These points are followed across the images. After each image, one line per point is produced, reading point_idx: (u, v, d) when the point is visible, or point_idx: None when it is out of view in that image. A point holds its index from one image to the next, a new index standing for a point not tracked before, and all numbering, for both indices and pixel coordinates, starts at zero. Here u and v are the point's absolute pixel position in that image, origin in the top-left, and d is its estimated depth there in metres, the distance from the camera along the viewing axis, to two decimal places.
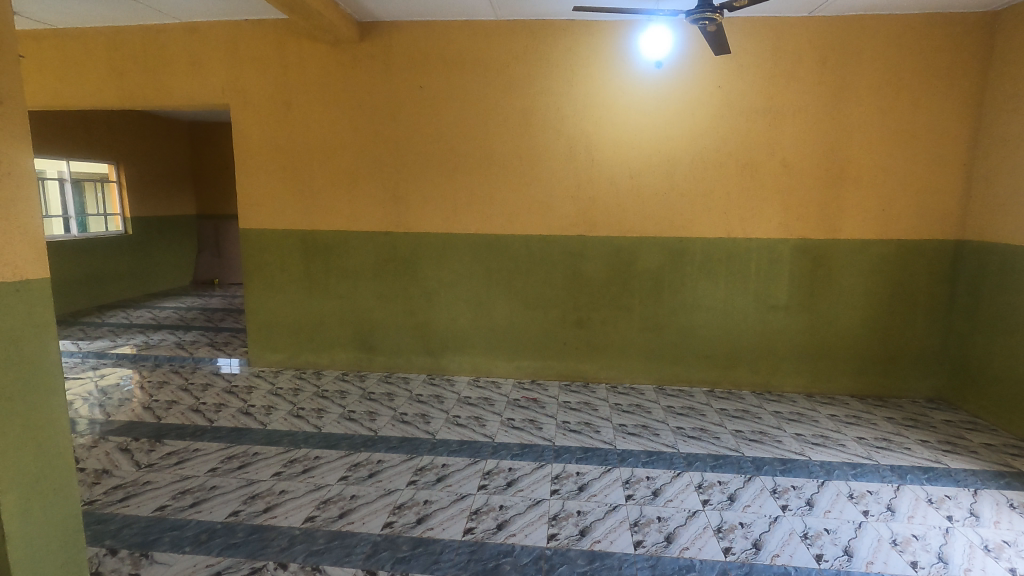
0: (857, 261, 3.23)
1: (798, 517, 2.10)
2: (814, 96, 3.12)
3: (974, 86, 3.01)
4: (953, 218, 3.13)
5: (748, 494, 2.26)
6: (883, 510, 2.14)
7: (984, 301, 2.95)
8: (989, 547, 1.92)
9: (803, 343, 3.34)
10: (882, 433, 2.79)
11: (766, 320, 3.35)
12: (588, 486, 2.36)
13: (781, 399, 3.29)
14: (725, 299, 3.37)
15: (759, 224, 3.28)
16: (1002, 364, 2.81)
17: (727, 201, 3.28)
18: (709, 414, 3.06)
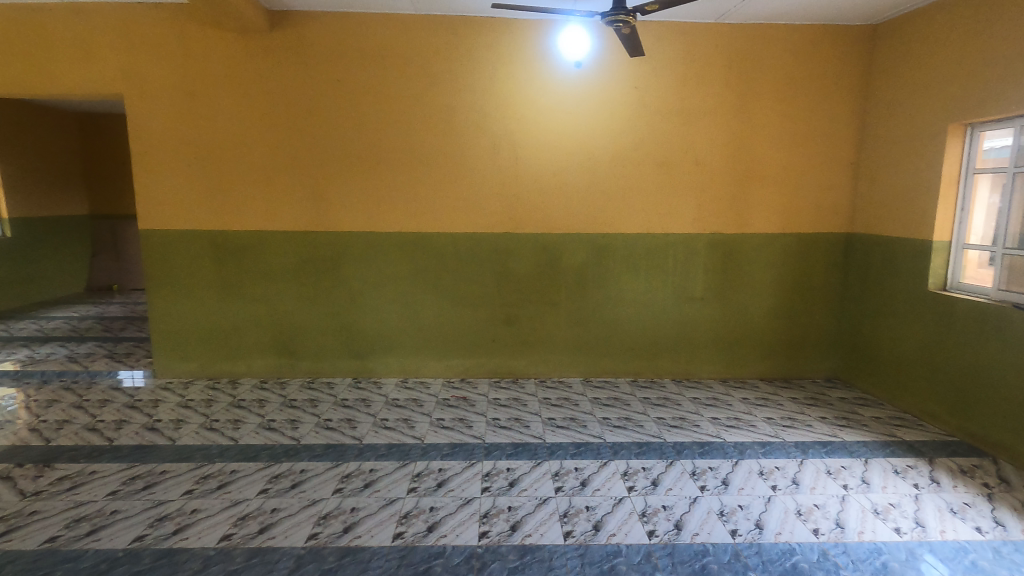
0: (764, 253, 3.45)
1: (716, 496, 2.22)
2: (722, 98, 3.31)
3: (859, 91, 3.30)
4: (844, 211, 3.42)
5: (670, 478, 2.36)
6: (789, 483, 2.30)
7: (871, 287, 3.25)
8: (878, 510, 2.12)
9: (719, 332, 3.54)
10: (787, 412, 3.00)
11: (684, 311, 3.52)
12: (519, 481, 2.37)
13: (699, 386, 3.47)
14: (647, 292, 3.51)
15: (675, 220, 3.43)
16: (886, 343, 3.10)
17: (644, 197, 3.41)
18: (633, 403, 3.17)
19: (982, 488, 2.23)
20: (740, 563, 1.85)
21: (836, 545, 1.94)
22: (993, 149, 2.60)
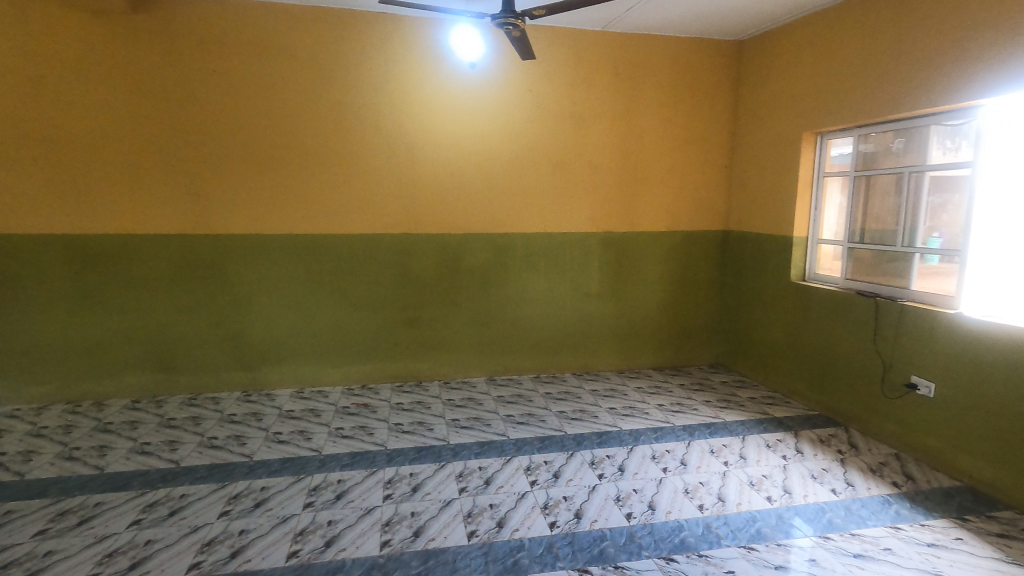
0: (654, 248, 3.67)
1: (612, 483, 2.31)
2: (610, 104, 3.47)
3: (731, 99, 3.62)
4: (721, 209, 3.73)
5: (571, 469, 2.43)
6: (678, 465, 2.45)
7: (745, 279, 3.57)
8: (753, 482, 2.34)
9: (615, 325, 3.71)
10: (676, 398, 3.22)
11: (581, 307, 3.65)
12: (422, 485, 2.33)
13: (597, 378, 3.62)
14: (548, 288, 3.59)
15: (573, 217, 3.55)
16: (758, 330, 3.43)
17: (543, 196, 3.49)
18: (536, 399, 3.23)
19: (836, 455, 2.54)
20: (634, 544, 1.95)
21: (718, 519, 2.11)
22: (840, 156, 2.98)
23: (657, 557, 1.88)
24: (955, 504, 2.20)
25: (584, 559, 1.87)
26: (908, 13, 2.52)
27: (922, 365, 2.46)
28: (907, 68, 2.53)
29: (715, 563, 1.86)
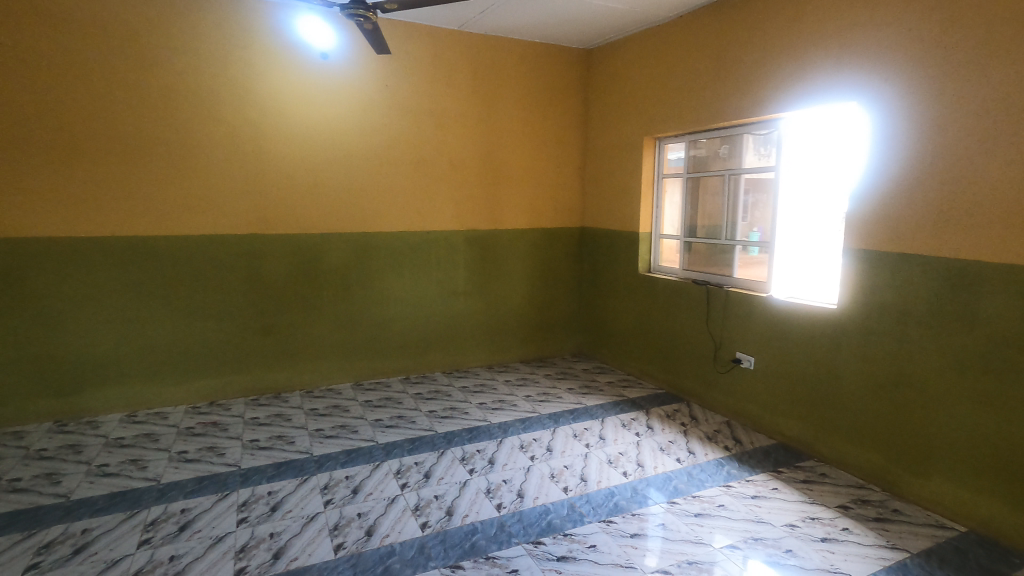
0: (544, 255, 4.93)
1: (483, 477, 2.89)
2: (475, 99, 4.42)
3: (585, 139, 4.93)
4: (579, 219, 5.06)
5: (445, 466, 3.01)
6: (545, 452, 3.18)
7: (598, 272, 4.90)
8: (611, 461, 3.06)
9: (527, 317, 4.94)
10: (543, 389, 4.22)
11: (451, 304, 4.60)
12: (361, 487, 2.79)
13: (507, 369, 4.74)
14: (482, 301, 4.73)
15: (498, 247, 4.71)
16: (617, 317, 4.69)
17: (461, 236, 4.55)
18: (456, 394, 4.08)
19: (680, 427, 3.53)
20: (504, 533, 2.42)
21: (578, 496, 2.71)
22: (673, 160, 4.21)
23: (525, 542, 2.35)
24: (768, 459, 3.10)
25: (456, 555, 2.28)
26: (761, 41, 3.26)
27: (739, 344, 3.54)
28: (760, 87, 3.28)
29: (577, 538, 2.38)
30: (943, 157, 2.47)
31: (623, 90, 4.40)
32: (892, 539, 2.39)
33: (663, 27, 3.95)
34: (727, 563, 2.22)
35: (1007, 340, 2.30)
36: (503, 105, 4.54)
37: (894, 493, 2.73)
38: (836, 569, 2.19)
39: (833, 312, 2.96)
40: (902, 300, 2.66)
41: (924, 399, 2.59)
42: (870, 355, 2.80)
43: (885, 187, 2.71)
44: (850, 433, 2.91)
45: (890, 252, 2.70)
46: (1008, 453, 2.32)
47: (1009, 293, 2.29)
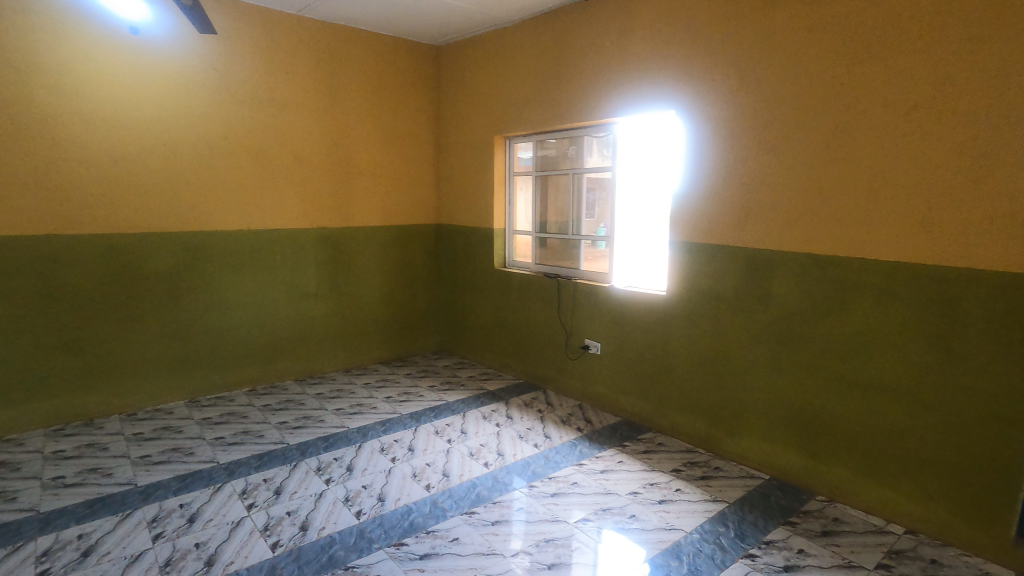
0: (400, 254, 4.84)
1: (342, 485, 2.77)
2: (321, 89, 4.20)
3: (437, 135, 4.93)
4: (434, 216, 5.04)
5: (298, 479, 2.83)
6: (406, 452, 3.14)
7: (455, 269, 4.94)
8: (472, 454, 3.12)
9: (385, 316, 4.82)
10: (404, 388, 4.16)
11: (302, 306, 4.33)
12: (199, 514, 2.51)
13: (366, 371, 4.59)
14: (336, 302, 4.52)
15: (350, 246, 4.53)
16: (475, 312, 4.77)
17: (310, 234, 4.29)
18: (309, 403, 3.85)
19: (536, 414, 3.71)
20: (364, 540, 2.34)
21: (440, 492, 2.72)
22: (523, 159, 4.39)
23: (386, 546, 2.30)
24: (615, 435, 3.38)
25: (312, 570, 2.16)
26: (595, 50, 3.52)
27: (586, 332, 3.80)
28: (596, 93, 3.55)
29: (439, 533, 2.38)
30: (742, 161, 2.89)
31: (474, 89, 4.48)
32: (715, 493, 2.75)
33: (509, 29, 4.09)
34: (581, 535, 2.39)
35: (791, 314, 2.77)
36: (351, 98, 4.36)
37: (715, 453, 3.14)
38: (671, 526, 2.46)
39: (664, 299, 3.31)
40: (715, 285, 3.06)
41: (735, 370, 3.02)
42: (693, 334, 3.19)
43: (700, 186, 3.09)
44: (680, 404, 3.29)
45: (705, 244, 3.10)
46: (795, 408, 2.79)
47: (792, 275, 2.75)
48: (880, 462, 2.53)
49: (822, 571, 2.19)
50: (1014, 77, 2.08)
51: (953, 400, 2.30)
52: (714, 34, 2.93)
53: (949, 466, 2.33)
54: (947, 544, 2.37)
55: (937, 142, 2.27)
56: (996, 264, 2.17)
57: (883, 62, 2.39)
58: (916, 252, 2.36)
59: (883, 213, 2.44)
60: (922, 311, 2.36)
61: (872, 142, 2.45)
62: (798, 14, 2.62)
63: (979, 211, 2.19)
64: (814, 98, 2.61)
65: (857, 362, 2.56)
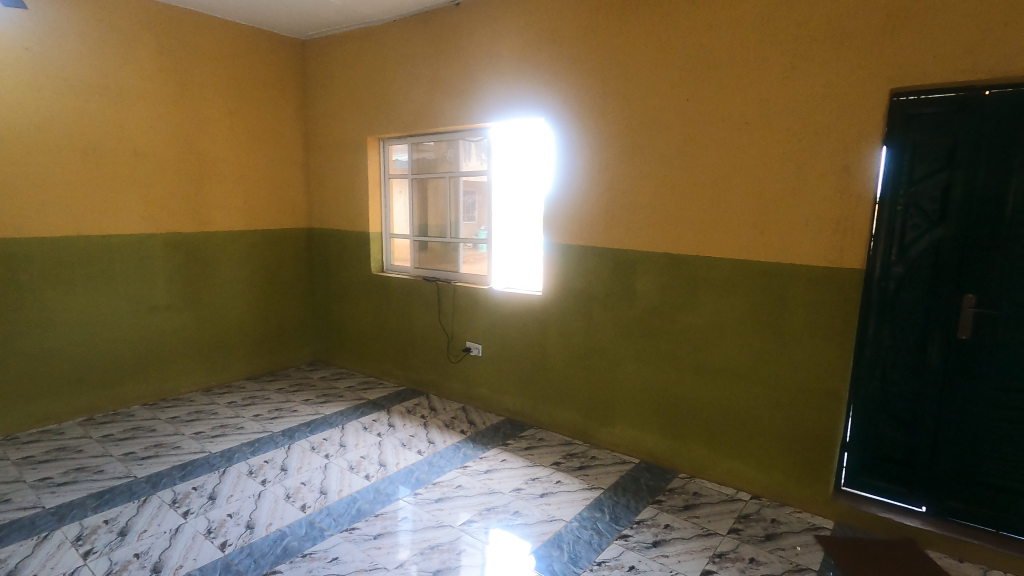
0: (268, 260, 4.52)
1: (203, 517, 2.51)
2: (167, 78, 3.78)
3: (305, 135, 4.68)
4: (305, 220, 4.77)
5: (148, 516, 2.51)
6: (279, 472, 2.94)
7: (329, 275, 4.71)
8: (352, 467, 3.00)
9: (251, 328, 4.46)
10: (274, 405, 3.88)
11: (150, 322, 3.86)
12: (18, 570, 2.14)
13: (231, 389, 4.22)
14: (192, 316, 4.09)
15: (208, 253, 4.13)
16: (353, 319, 4.59)
17: (158, 240, 3.84)
18: (161, 428, 3.45)
19: (420, 420, 3.65)
20: (230, 573, 2.14)
21: (317, 511, 2.57)
22: (398, 162, 4.31)
23: None
24: (498, 435, 3.44)
25: None
26: (467, 55, 3.57)
27: (468, 334, 3.83)
28: (469, 98, 3.59)
29: (317, 555, 2.26)
30: (607, 167, 3.09)
31: (344, 87, 4.31)
32: (592, 481, 2.90)
33: (378, 28, 4.00)
34: (468, 537, 2.39)
35: (652, 309, 3.01)
36: (203, 91, 3.98)
37: (591, 443, 3.32)
38: (552, 517, 2.56)
39: (540, 299, 3.43)
40: (587, 284, 3.24)
41: (606, 363, 3.21)
42: (567, 331, 3.35)
43: (570, 190, 3.25)
44: (558, 400, 3.44)
45: (577, 245, 3.26)
46: (659, 395, 3.04)
47: (652, 274, 2.99)
48: (732, 439, 2.83)
49: (685, 542, 2.41)
50: (820, 100, 2.45)
51: (784, 378, 2.65)
52: (577, 47, 3.10)
53: (783, 436, 2.68)
54: (784, 505, 2.71)
55: (765, 154, 2.60)
56: (812, 259, 2.53)
57: (720, 82, 2.68)
58: (751, 251, 2.68)
59: (725, 216, 2.74)
60: (756, 303, 2.69)
61: (714, 153, 2.74)
62: (649, 33, 2.86)
63: (798, 214, 2.55)
64: (666, 111, 2.85)
65: (708, 350, 2.85)
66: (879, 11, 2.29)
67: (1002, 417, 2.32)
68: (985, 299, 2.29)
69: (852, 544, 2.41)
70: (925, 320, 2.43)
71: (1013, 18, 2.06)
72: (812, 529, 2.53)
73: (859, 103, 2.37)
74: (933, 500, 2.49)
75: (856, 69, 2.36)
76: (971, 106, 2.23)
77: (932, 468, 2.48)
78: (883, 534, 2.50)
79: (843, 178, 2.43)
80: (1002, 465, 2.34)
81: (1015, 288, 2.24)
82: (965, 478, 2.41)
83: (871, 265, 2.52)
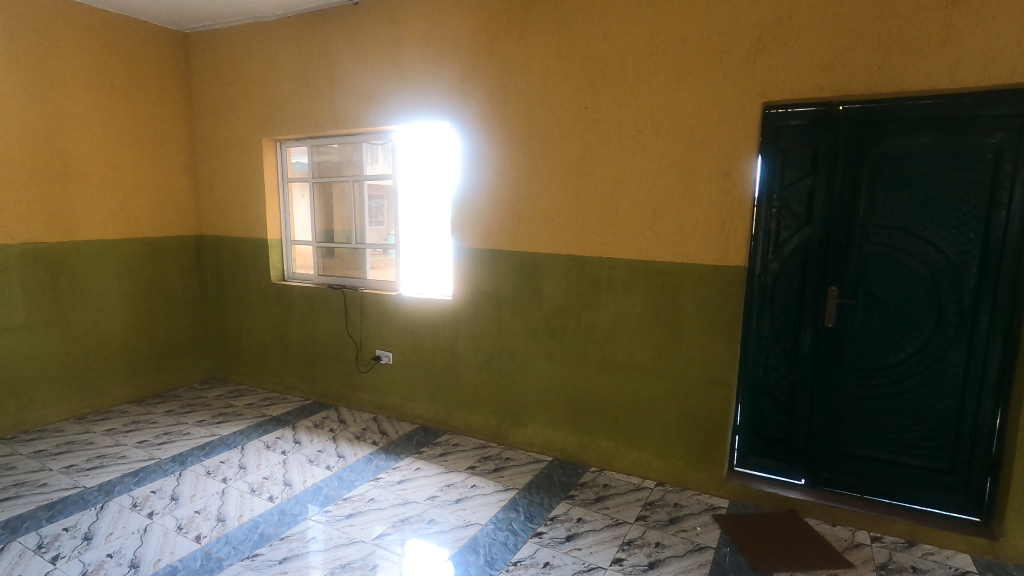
0: (151, 272, 4.14)
1: (76, 560, 2.24)
2: (20, 68, 3.34)
3: (191, 135, 4.34)
4: (194, 227, 4.43)
5: (6, 567, 2.20)
6: (168, 502, 2.69)
7: (223, 285, 4.39)
8: (253, 489, 2.82)
9: (132, 347, 4.06)
10: (162, 429, 3.56)
11: (4, 344, 3.40)
12: None
13: (110, 415, 3.81)
14: (59, 335, 3.66)
15: (76, 265, 3.70)
16: (251, 332, 4.31)
17: (11, 252, 3.38)
18: (24, 465, 3.05)
19: (328, 434, 3.51)
20: None
21: (214, 541, 2.39)
22: (297, 164, 4.11)
23: None
24: (411, 443, 3.38)
25: None
26: (366, 56, 3.48)
27: (377, 342, 3.73)
28: (370, 99, 3.50)
29: None
30: (512, 172, 3.14)
31: (234, 86, 4.05)
32: (506, 481, 2.93)
33: (270, 24, 3.79)
34: (382, 551, 2.33)
35: (559, 310, 3.09)
36: (66, 83, 3.56)
37: (506, 445, 3.35)
38: (468, 522, 2.55)
39: (451, 303, 3.41)
40: (495, 288, 3.27)
41: (516, 364, 3.25)
42: (477, 334, 3.36)
43: (476, 194, 3.27)
44: (471, 403, 3.43)
45: (486, 248, 3.28)
46: (568, 393, 3.13)
47: (558, 275, 3.08)
48: (637, 430, 2.97)
49: (596, 533, 2.49)
50: (703, 111, 2.64)
51: (681, 370, 2.82)
52: (479, 52, 3.12)
53: (682, 424, 2.86)
54: (684, 489, 2.89)
55: (657, 162, 2.76)
56: (702, 258, 2.72)
57: (614, 92, 2.82)
58: (648, 252, 2.83)
59: (624, 220, 2.88)
60: (653, 300, 2.85)
61: (612, 159, 2.86)
62: (547, 43, 2.94)
63: (689, 216, 2.73)
64: (565, 118, 2.95)
65: (611, 347, 2.98)
66: (751, 30, 2.51)
67: (861, 395, 2.63)
68: (845, 291, 2.59)
69: (744, 519, 2.62)
70: (797, 311, 2.70)
71: (858, 44, 2.34)
72: (710, 509, 2.72)
73: (737, 115, 2.58)
74: (810, 473, 2.77)
75: (732, 83, 2.57)
76: (828, 120, 2.51)
77: (808, 445, 2.75)
78: (770, 507, 2.73)
79: (726, 183, 2.63)
80: (862, 437, 2.64)
81: (868, 280, 2.54)
82: (834, 451, 2.70)
83: (752, 263, 2.76)
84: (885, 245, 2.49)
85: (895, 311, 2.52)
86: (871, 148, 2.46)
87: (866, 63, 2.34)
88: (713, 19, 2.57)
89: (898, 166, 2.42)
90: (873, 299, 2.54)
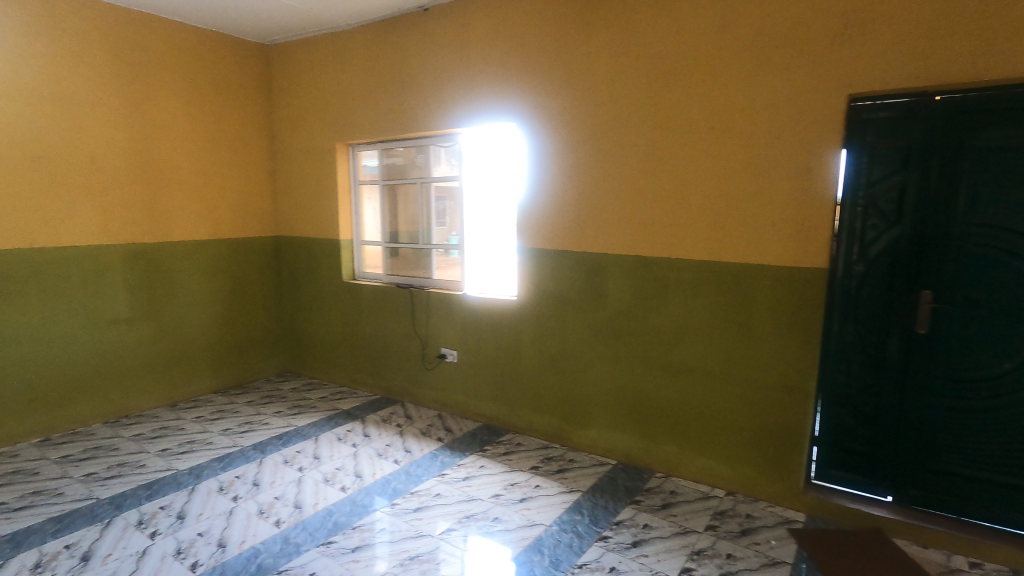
0: (234, 270, 4.42)
1: (171, 537, 2.42)
2: (126, 84, 3.67)
3: (271, 142, 4.59)
4: (272, 229, 4.68)
5: (112, 539, 2.41)
6: (251, 487, 2.86)
7: (298, 284, 4.62)
8: (327, 479, 2.95)
9: (218, 341, 4.34)
10: (244, 418, 3.78)
11: (110, 335, 3.73)
12: None
13: (198, 403, 4.09)
14: (154, 328, 3.96)
15: (170, 264, 4.00)
16: (323, 328, 4.51)
17: (117, 252, 3.70)
18: (125, 447, 3.32)
19: (395, 428, 3.61)
20: None
21: (292, 526, 2.51)
22: (368, 167, 4.25)
23: None
24: (475, 441, 3.42)
25: None
26: (434, 60, 3.56)
27: (442, 340, 3.80)
28: (438, 103, 3.58)
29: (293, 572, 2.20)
30: (578, 172, 3.12)
31: (310, 94, 4.26)
32: (570, 483, 2.92)
33: (344, 33, 3.96)
34: (447, 546, 2.37)
35: (625, 311, 3.04)
36: (164, 96, 3.87)
37: (569, 446, 3.33)
38: (532, 522, 2.56)
39: (515, 303, 3.43)
40: (560, 289, 3.26)
41: (580, 365, 3.23)
42: (541, 334, 3.36)
43: (542, 194, 3.27)
44: (533, 403, 3.44)
45: (551, 249, 3.28)
46: (633, 396, 3.07)
47: (624, 276, 3.03)
48: (706, 437, 2.87)
49: (663, 540, 2.44)
50: (781, 106, 2.53)
51: (754, 376, 2.71)
52: (546, 54, 3.13)
53: (755, 432, 2.74)
54: (757, 500, 2.77)
55: (731, 160, 2.67)
56: (779, 260, 2.60)
57: (685, 88, 2.74)
58: (720, 253, 2.74)
59: (695, 220, 2.80)
60: (724, 303, 2.75)
61: (683, 157, 2.79)
62: (615, 40, 2.91)
63: (765, 216, 2.62)
64: (633, 117, 2.90)
65: (679, 350, 2.90)
66: (835, 19, 2.38)
67: (957, 408, 2.43)
68: (940, 295, 2.40)
69: (823, 535, 2.49)
70: (885, 316, 2.53)
71: (958, 29, 2.17)
72: (785, 522, 2.59)
73: (819, 109, 2.45)
74: (898, 490, 2.59)
75: (814, 76, 2.45)
76: (922, 111, 2.34)
77: (896, 459, 2.57)
78: (851, 524, 2.58)
79: (806, 181, 2.51)
80: (959, 454, 2.44)
81: (967, 284, 2.34)
82: (925, 467, 2.51)
83: (834, 265, 2.61)
84: (987, 245, 2.29)
85: (998, 318, 2.31)
86: (972, 141, 2.26)
87: (967, 50, 2.16)
88: (792, 10, 2.46)
89: (1004, 160, 2.22)
90: (973, 304, 2.35)
